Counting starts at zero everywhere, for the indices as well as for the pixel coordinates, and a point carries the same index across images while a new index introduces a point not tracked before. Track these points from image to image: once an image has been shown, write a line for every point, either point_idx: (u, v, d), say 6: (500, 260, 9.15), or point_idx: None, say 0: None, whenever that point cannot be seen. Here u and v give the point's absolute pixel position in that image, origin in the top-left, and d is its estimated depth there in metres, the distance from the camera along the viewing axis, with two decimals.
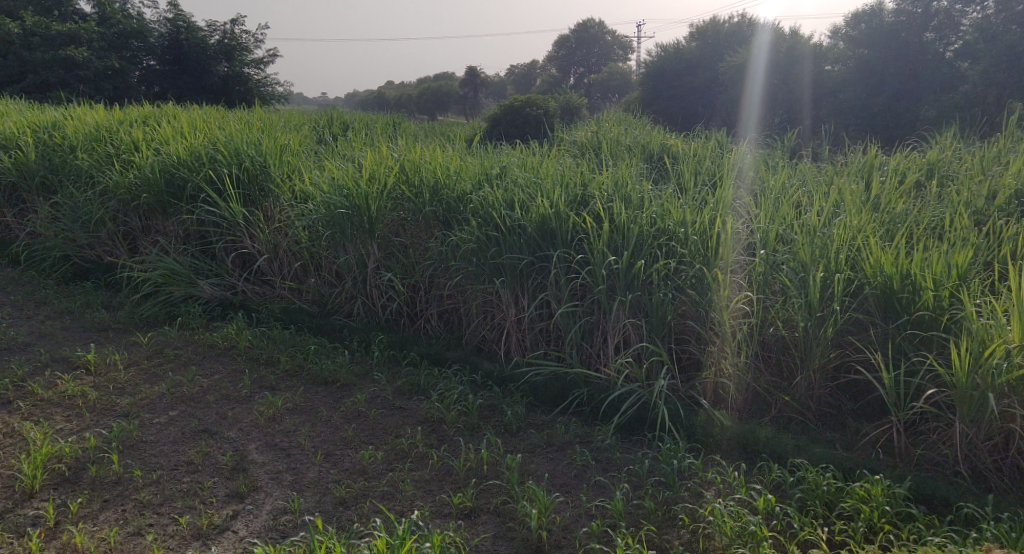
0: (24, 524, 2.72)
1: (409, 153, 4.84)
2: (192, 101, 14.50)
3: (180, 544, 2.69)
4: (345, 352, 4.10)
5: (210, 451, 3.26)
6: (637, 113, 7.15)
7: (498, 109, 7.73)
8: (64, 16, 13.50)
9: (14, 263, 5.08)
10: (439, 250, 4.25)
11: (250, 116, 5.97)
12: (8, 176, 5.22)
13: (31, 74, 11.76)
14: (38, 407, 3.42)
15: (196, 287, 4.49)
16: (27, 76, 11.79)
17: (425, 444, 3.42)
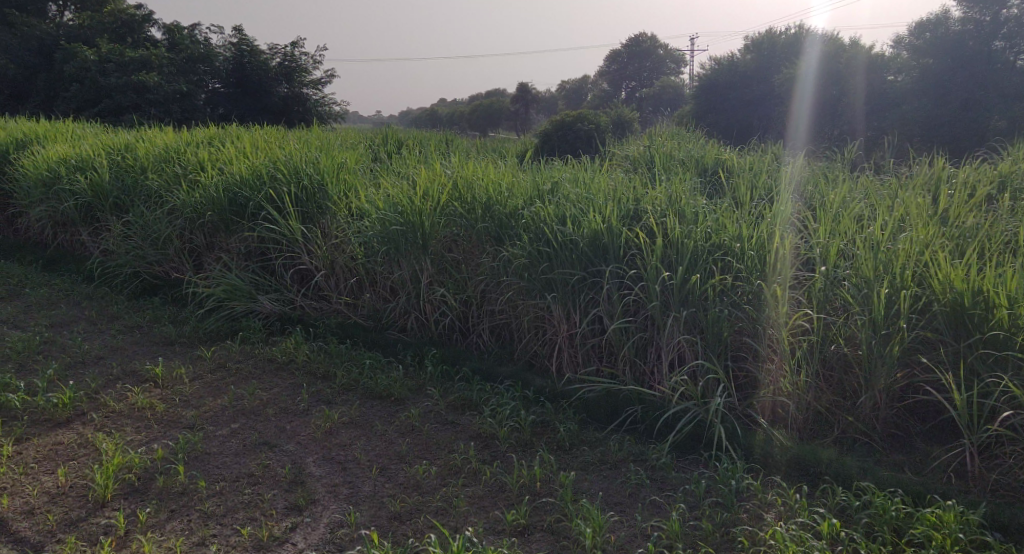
0: (97, 533, 2.82)
1: (462, 170, 4.88)
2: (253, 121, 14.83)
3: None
4: (399, 367, 4.14)
5: (270, 464, 3.33)
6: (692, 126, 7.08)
7: (549, 125, 7.79)
8: (137, 42, 14.09)
9: (89, 279, 5.31)
10: (490, 266, 4.27)
11: (309, 135, 6.14)
12: (84, 197, 5.47)
13: (107, 98, 12.37)
14: (110, 418, 3.55)
15: (257, 302, 4.61)
16: (103, 100, 12.40)
17: (478, 459, 3.43)
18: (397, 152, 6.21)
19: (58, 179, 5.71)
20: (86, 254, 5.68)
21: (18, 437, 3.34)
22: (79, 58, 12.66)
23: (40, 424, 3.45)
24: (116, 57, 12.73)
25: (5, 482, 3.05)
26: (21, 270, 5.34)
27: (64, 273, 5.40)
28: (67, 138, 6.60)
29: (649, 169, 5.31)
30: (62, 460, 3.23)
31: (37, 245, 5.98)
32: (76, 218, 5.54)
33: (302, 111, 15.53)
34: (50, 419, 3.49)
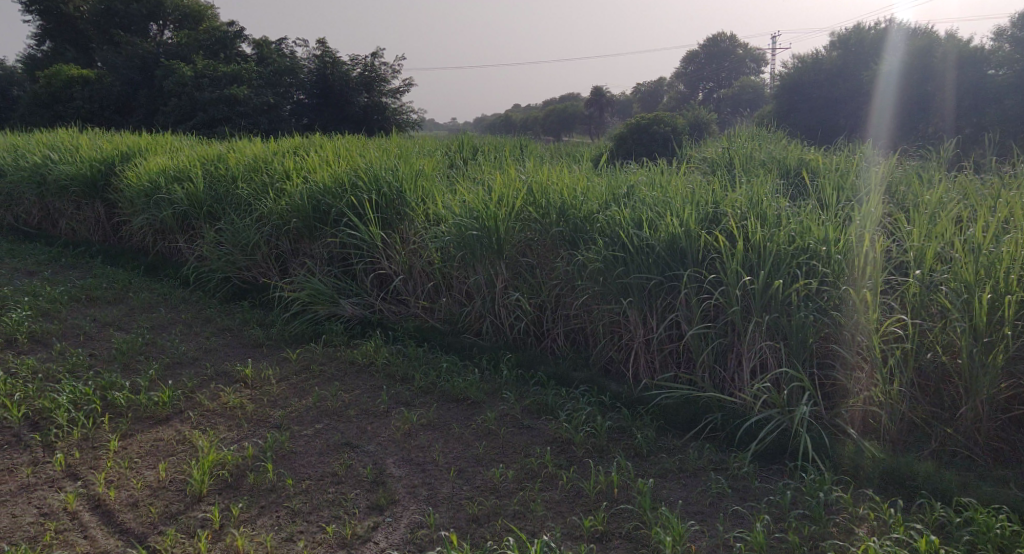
0: (194, 526, 2.95)
1: (537, 175, 4.89)
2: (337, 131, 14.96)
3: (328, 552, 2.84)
4: (475, 371, 4.18)
5: (353, 464, 3.42)
6: (772, 127, 6.91)
7: (624, 128, 7.79)
8: (229, 57, 14.55)
9: (185, 284, 5.59)
10: (565, 270, 4.26)
11: (388, 143, 6.30)
12: (180, 205, 5.77)
13: (201, 112, 12.81)
14: (205, 417, 3.73)
15: (339, 306, 4.77)
16: (198, 114, 12.88)
17: (555, 464, 3.43)
18: (472, 158, 6.28)
19: (158, 188, 6.04)
20: (182, 260, 6.00)
21: (123, 433, 3.54)
22: (177, 75, 13.24)
23: (142, 421, 3.65)
24: (210, 71, 13.21)
25: (112, 475, 3.23)
26: (124, 274, 5.67)
27: (162, 278, 5.71)
28: (166, 150, 6.98)
29: (728, 171, 5.22)
30: (162, 456, 3.40)
31: (138, 251, 6.35)
32: (173, 226, 5.85)
33: (381, 119, 15.49)
34: (151, 416, 3.68)
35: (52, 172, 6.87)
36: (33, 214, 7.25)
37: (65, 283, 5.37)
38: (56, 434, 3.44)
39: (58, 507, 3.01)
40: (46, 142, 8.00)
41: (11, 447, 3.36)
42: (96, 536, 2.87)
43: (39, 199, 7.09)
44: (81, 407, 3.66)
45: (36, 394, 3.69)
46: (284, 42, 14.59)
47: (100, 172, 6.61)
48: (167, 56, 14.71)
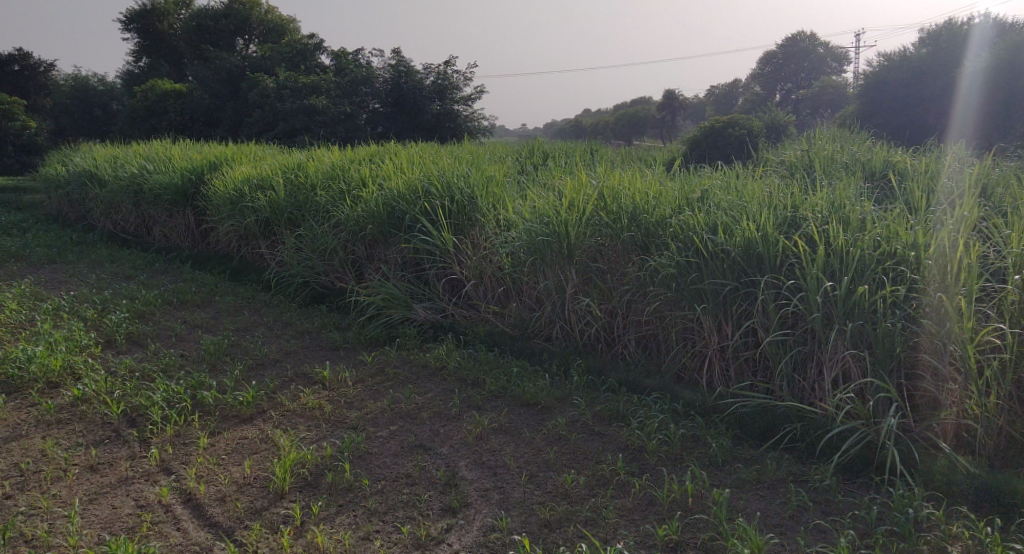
0: (277, 521, 3.06)
1: (608, 180, 4.86)
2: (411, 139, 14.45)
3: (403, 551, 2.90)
4: (545, 376, 4.19)
5: (426, 466, 3.47)
6: (856, 128, 6.66)
7: (698, 131, 7.70)
8: (308, 69, 14.59)
9: (267, 287, 5.80)
10: (637, 276, 4.21)
11: (460, 150, 6.39)
12: (263, 212, 6.00)
13: (283, 123, 13.30)
14: (285, 416, 3.86)
15: (412, 309, 4.85)
16: (280, 125, 13.36)
17: (627, 472, 3.39)
18: (542, 164, 6.29)
19: (243, 196, 6.30)
20: (265, 265, 6.23)
21: (211, 431, 3.70)
22: (260, 87, 13.77)
23: (228, 420, 3.80)
24: (291, 84, 13.52)
25: (201, 470, 3.38)
26: (212, 278, 5.94)
27: (245, 282, 5.95)
28: (249, 159, 7.28)
29: (807, 174, 5.08)
30: (246, 453, 3.53)
31: (224, 256, 6.63)
32: (256, 231, 6.09)
33: (454, 126, 14.96)
34: (236, 415, 3.83)
35: (147, 182, 7.28)
36: (131, 221, 7.67)
37: (157, 286, 5.66)
38: (151, 430, 3.62)
39: (153, 500, 3.16)
40: (144, 153, 8.45)
41: (111, 441, 3.55)
42: (188, 528, 3.00)
43: (136, 207, 7.51)
44: (174, 404, 3.84)
45: (133, 392, 3.89)
46: (361, 52, 14.61)
47: (192, 181, 6.95)
48: (253, 69, 15.00)
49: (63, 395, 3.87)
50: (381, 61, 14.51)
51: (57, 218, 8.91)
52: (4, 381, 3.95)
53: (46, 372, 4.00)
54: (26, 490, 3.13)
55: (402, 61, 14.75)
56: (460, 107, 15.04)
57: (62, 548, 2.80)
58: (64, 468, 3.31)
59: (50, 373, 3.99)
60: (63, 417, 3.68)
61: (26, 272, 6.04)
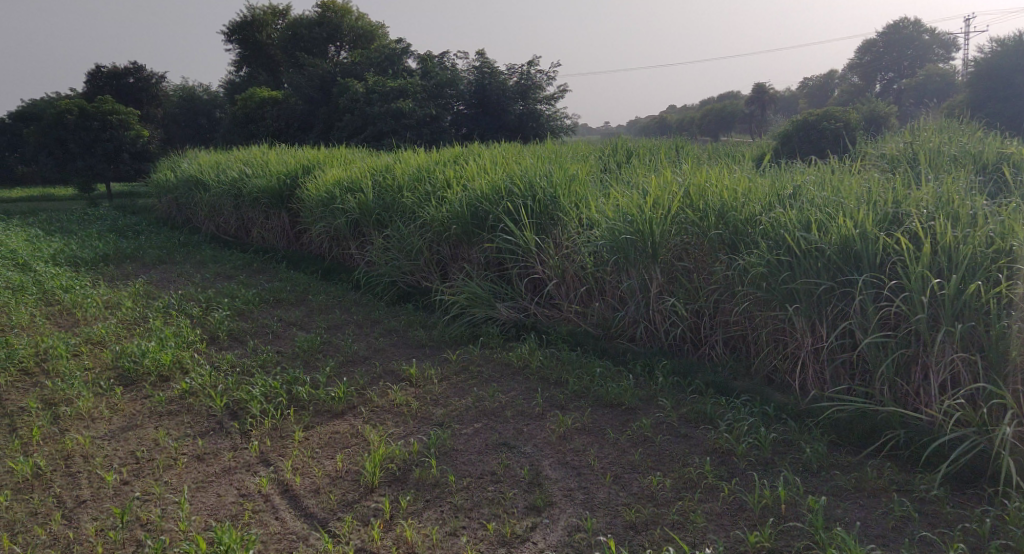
0: (368, 514, 3.14)
1: (695, 177, 4.76)
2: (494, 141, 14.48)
3: (489, 548, 2.92)
4: (629, 377, 4.14)
5: (511, 464, 3.49)
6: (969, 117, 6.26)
7: (790, 126, 7.83)
8: (397, 72, 15.13)
9: (356, 287, 5.99)
10: (724, 275, 4.11)
11: (542, 149, 6.39)
12: (352, 214, 6.20)
13: (371, 126, 13.63)
14: (375, 412, 3.96)
15: (495, 309, 4.89)
16: (367, 128, 13.68)
17: (715, 476, 3.31)
18: (626, 162, 6.23)
19: (333, 199, 6.52)
20: (354, 265, 6.43)
21: (306, 425, 3.83)
22: (349, 92, 14.20)
23: (322, 414, 3.94)
24: (379, 88, 13.87)
25: (297, 462, 3.51)
26: (305, 278, 6.19)
27: (335, 282, 6.15)
28: (338, 162, 7.53)
29: (912, 167, 4.83)
30: (338, 447, 3.64)
31: (314, 256, 6.88)
32: (345, 232, 6.30)
33: (537, 127, 14.93)
34: (328, 410, 3.97)
35: (245, 186, 7.66)
36: (232, 223, 8.09)
37: (254, 286, 5.92)
38: (251, 423, 3.79)
39: (254, 490, 3.31)
40: (244, 158, 8.89)
41: (216, 432, 3.73)
42: (285, 518, 3.12)
43: (236, 210, 7.91)
44: (271, 399, 4.01)
45: (234, 386, 4.09)
46: (446, 55, 14.85)
47: (286, 184, 7.25)
48: (343, 74, 15.51)
49: (173, 388, 4.10)
50: (466, 63, 14.71)
51: (167, 221, 9.52)
52: (121, 374, 4.23)
53: (157, 366, 4.26)
54: (141, 476, 3.33)
55: (486, 62, 14.88)
56: (543, 107, 15.03)
57: (173, 532, 2.96)
58: (174, 457, 3.50)
59: (161, 367, 4.25)
60: (173, 409, 3.90)
61: (136, 272, 6.45)
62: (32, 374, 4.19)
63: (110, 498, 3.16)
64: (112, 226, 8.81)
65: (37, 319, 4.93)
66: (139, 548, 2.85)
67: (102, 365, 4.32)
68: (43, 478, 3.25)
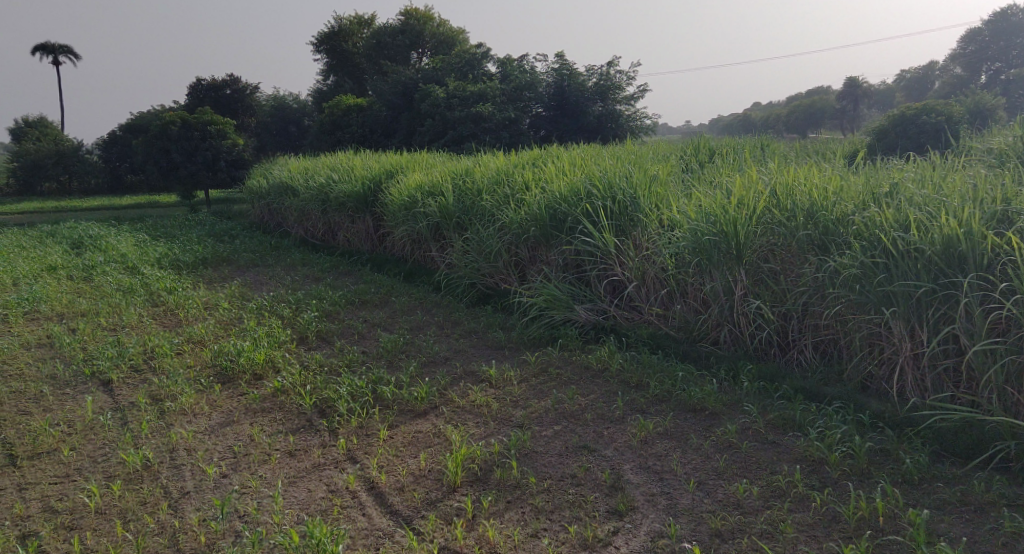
0: (452, 513, 3.18)
1: (782, 176, 4.62)
2: (573, 142, 14.39)
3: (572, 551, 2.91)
4: (713, 381, 4.04)
5: (591, 467, 3.46)
6: None
7: (886, 120, 7.58)
8: (477, 77, 15.34)
9: (437, 289, 6.10)
10: (814, 277, 3.97)
11: (621, 149, 6.34)
12: (433, 217, 6.31)
13: (450, 130, 13.85)
14: (456, 412, 4.01)
15: (574, 311, 4.88)
16: (448, 132, 13.90)
17: (805, 485, 3.19)
18: (708, 161, 6.11)
19: (414, 203, 6.67)
20: (435, 267, 6.56)
21: (390, 424, 3.92)
22: (430, 97, 14.49)
23: (405, 414, 4.02)
24: (460, 93, 14.10)
25: (383, 461, 3.58)
26: (388, 280, 6.35)
27: (416, 283, 6.29)
28: (418, 166, 7.71)
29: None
30: (421, 446, 3.70)
31: (394, 259, 7.04)
32: (426, 235, 6.43)
33: (616, 127, 14.67)
34: (412, 410, 4.04)
35: (330, 192, 7.94)
36: (320, 227, 8.40)
37: (341, 287, 6.12)
38: (339, 421, 3.91)
39: (342, 486, 3.39)
40: (330, 164, 9.21)
41: (306, 429, 3.86)
42: (372, 514, 3.20)
43: (323, 214, 8.20)
44: (358, 398, 4.12)
45: (323, 386, 4.23)
46: (525, 58, 14.94)
47: (368, 189, 7.46)
48: (425, 80, 15.83)
49: (266, 386, 4.27)
50: (545, 65, 14.74)
51: (260, 225, 9.99)
52: (219, 371, 4.44)
53: (252, 364, 4.45)
54: (239, 470, 3.48)
55: (565, 64, 14.84)
56: (622, 107, 14.87)
57: (269, 525, 3.08)
58: (268, 452, 3.64)
59: (255, 366, 4.43)
60: (266, 406, 4.06)
61: (231, 274, 6.78)
62: (140, 370, 4.45)
63: (211, 490, 3.31)
64: (211, 230, 9.31)
65: (144, 319, 5.25)
66: (238, 539, 2.98)
67: (202, 363, 4.55)
68: (151, 469, 3.44)
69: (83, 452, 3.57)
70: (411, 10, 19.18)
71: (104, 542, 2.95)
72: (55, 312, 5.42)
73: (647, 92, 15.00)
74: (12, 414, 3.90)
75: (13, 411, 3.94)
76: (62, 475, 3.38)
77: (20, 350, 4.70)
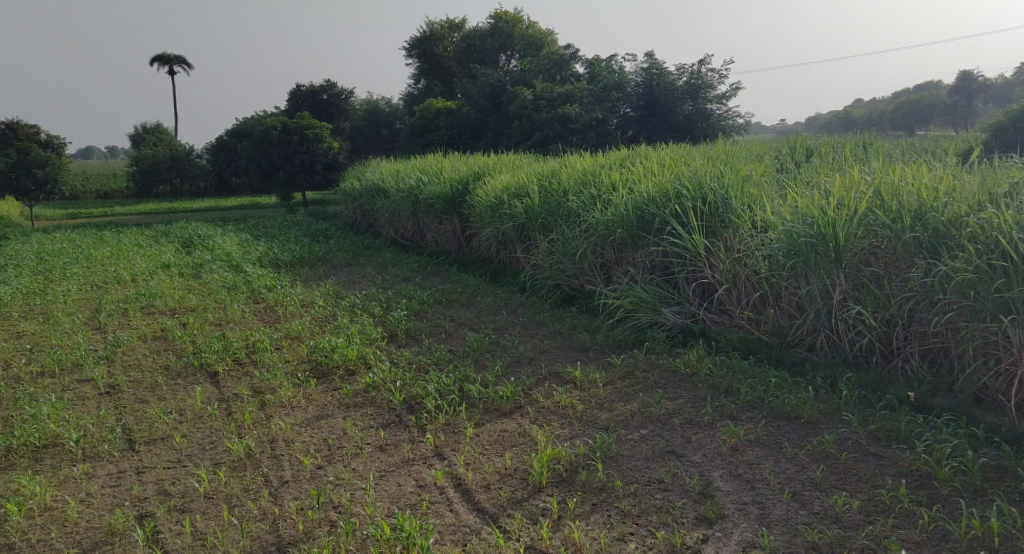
0: (538, 514, 3.18)
1: (887, 175, 4.41)
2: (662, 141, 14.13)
3: None
4: (809, 388, 3.89)
5: (679, 472, 3.38)
6: None
7: (1014, 115, 7.09)
8: (565, 77, 15.36)
9: (522, 289, 6.14)
10: (922, 282, 3.77)
11: (713, 149, 6.21)
12: (518, 218, 6.36)
13: (537, 132, 13.90)
14: (541, 413, 4.01)
15: (661, 314, 4.79)
16: (535, 133, 13.95)
17: (911, 500, 3.02)
18: (805, 161, 5.89)
19: (500, 204, 6.74)
20: (519, 268, 6.60)
21: (476, 422, 3.96)
22: (518, 99, 14.61)
23: (491, 412, 4.05)
24: (548, 94, 14.15)
25: (469, 458, 3.62)
26: (473, 280, 6.44)
27: (501, 284, 6.35)
28: (504, 168, 7.79)
29: None
30: (507, 445, 3.72)
31: (478, 260, 7.14)
32: (512, 236, 6.48)
33: (706, 127, 14.36)
34: (497, 409, 4.07)
35: (418, 195, 8.15)
36: (408, 228, 8.61)
37: (428, 287, 6.25)
38: (427, 418, 3.98)
39: (430, 481, 3.44)
40: (417, 167, 9.42)
41: (396, 425, 3.95)
42: (459, 510, 3.23)
43: (413, 216, 8.40)
44: (445, 395, 4.19)
45: (412, 383, 4.33)
46: (614, 58, 14.84)
47: (453, 191, 7.59)
48: (514, 82, 16.13)
49: (358, 382, 4.41)
50: (634, 65, 14.59)
51: (350, 227, 10.33)
52: (314, 366, 4.62)
53: (345, 360, 4.60)
54: (333, 462, 3.59)
55: (655, 63, 14.63)
56: (714, 107, 14.56)
57: (362, 516, 3.16)
58: (360, 446, 3.74)
59: (348, 362, 4.59)
60: (358, 401, 4.19)
61: (326, 272, 7.04)
62: (243, 363, 4.68)
63: (308, 480, 3.44)
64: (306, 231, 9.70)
65: (247, 315, 5.52)
66: (333, 529, 3.08)
67: (299, 358, 4.74)
68: (253, 458, 3.60)
69: (193, 439, 3.78)
70: (502, 13, 19.43)
71: (212, 526, 3.11)
72: (167, 306, 5.78)
73: (740, 90, 14.57)
74: (131, 401, 4.17)
75: (132, 399, 4.21)
76: (174, 460, 3.59)
77: (137, 342, 5.04)
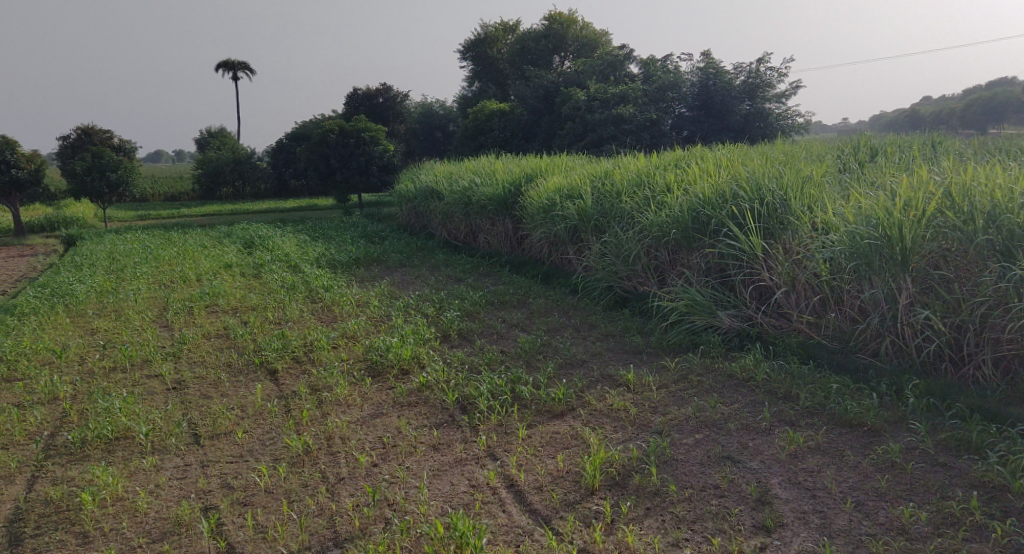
0: (591, 516, 3.16)
1: (957, 175, 4.25)
2: (718, 142, 13.90)
3: None
4: (873, 396, 3.76)
5: (735, 478, 3.31)
6: None
7: None
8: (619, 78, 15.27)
9: (573, 291, 6.11)
10: (995, 286, 3.62)
11: (771, 149, 6.08)
12: (570, 220, 6.35)
13: (591, 133, 13.84)
14: (593, 415, 3.99)
15: (716, 317, 4.72)
16: (588, 135, 13.90)
17: (983, 513, 2.90)
18: (869, 161, 5.71)
19: (552, 206, 6.74)
20: (571, 269, 6.57)
21: (529, 423, 3.95)
22: (571, 100, 14.58)
23: (543, 414, 4.04)
24: (601, 95, 14.08)
25: (522, 459, 3.62)
26: (524, 281, 6.45)
27: (552, 286, 6.34)
28: (556, 169, 7.78)
29: None
30: (559, 447, 3.70)
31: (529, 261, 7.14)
32: (564, 237, 6.47)
33: (764, 127, 14.06)
34: (550, 410, 4.06)
35: (470, 197, 8.22)
36: (459, 230, 8.68)
37: (480, 288, 6.29)
38: (480, 418, 4.00)
39: (483, 482, 3.45)
40: (469, 169, 9.50)
41: (449, 424, 3.98)
42: (512, 511, 3.23)
43: (464, 217, 8.46)
44: (497, 396, 4.20)
45: (465, 383, 4.35)
46: (669, 58, 14.66)
47: (505, 193, 7.62)
48: (567, 84, 16.12)
49: (412, 381, 4.46)
50: (690, 64, 14.38)
51: (404, 228, 10.50)
52: (369, 365, 4.69)
53: (399, 360, 4.66)
54: (388, 460, 3.64)
55: (711, 63, 14.40)
56: (772, 106, 14.27)
57: (416, 514, 3.19)
58: (414, 445, 3.78)
59: (402, 361, 4.64)
60: (412, 400, 4.23)
61: (379, 273, 7.14)
62: (301, 361, 4.79)
63: (364, 477, 3.49)
64: (359, 232, 9.87)
65: (304, 314, 5.64)
66: (388, 526, 3.11)
67: (355, 357, 4.82)
68: (312, 454, 3.68)
69: (254, 434, 3.88)
70: (557, 15, 19.46)
71: (272, 519, 3.18)
72: (229, 305, 5.96)
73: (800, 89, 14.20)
74: (196, 397, 4.30)
75: (198, 394, 4.35)
76: (237, 455, 3.69)
77: (202, 339, 5.20)
